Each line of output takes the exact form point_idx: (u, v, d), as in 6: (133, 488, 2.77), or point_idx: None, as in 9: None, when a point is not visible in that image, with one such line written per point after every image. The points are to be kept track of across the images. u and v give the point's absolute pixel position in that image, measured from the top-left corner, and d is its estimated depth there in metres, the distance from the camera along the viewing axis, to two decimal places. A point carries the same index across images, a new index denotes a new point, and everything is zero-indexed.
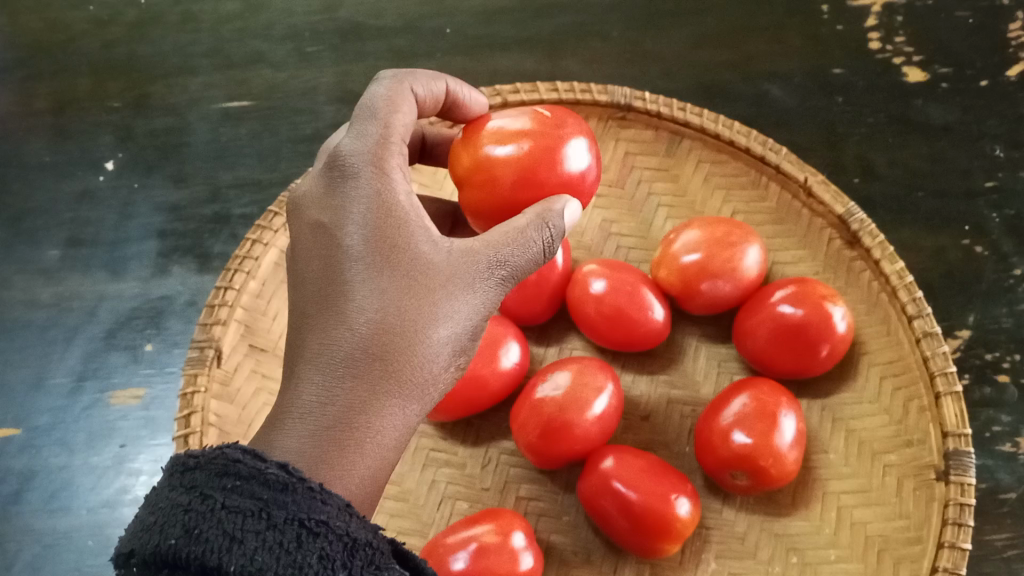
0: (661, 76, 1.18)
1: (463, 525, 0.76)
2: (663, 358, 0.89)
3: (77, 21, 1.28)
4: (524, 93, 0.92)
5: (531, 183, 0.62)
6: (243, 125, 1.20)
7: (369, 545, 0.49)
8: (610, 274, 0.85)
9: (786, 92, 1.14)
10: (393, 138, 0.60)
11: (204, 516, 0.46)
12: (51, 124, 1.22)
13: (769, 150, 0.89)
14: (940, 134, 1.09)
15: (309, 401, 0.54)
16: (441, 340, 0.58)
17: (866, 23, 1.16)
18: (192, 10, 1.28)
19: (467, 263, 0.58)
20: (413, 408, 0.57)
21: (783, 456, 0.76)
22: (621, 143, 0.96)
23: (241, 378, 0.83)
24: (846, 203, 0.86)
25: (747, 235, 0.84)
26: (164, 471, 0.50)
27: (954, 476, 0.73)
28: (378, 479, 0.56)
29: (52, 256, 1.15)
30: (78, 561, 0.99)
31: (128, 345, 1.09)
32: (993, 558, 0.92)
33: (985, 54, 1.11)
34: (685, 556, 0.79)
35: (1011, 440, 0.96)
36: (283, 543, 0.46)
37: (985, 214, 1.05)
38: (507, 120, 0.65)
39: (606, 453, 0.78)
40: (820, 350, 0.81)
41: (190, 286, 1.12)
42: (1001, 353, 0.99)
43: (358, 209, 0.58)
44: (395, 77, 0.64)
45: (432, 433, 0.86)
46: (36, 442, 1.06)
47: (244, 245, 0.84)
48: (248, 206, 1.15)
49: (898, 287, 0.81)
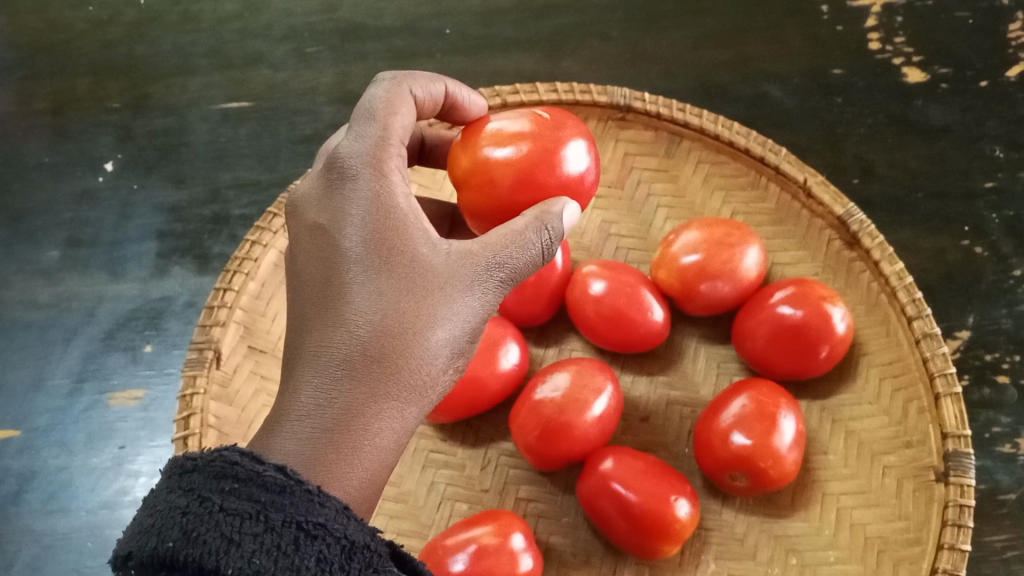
0: (661, 77, 1.18)
1: (463, 527, 0.76)
2: (663, 359, 0.89)
3: (77, 20, 1.28)
4: (523, 94, 0.92)
5: (530, 185, 0.62)
6: (243, 126, 1.20)
7: (366, 548, 0.49)
8: (609, 275, 0.85)
9: (785, 93, 1.14)
10: (392, 140, 0.60)
11: (202, 519, 0.46)
12: (51, 124, 1.22)
13: (768, 150, 0.89)
14: (940, 135, 1.09)
15: (308, 404, 0.54)
16: (439, 342, 0.58)
17: (866, 24, 1.16)
18: (192, 10, 1.28)
19: (467, 265, 0.58)
20: (412, 410, 0.57)
21: (783, 457, 0.76)
22: (620, 143, 0.96)
23: (240, 380, 0.82)
24: (845, 204, 0.86)
25: (746, 236, 0.84)
26: (162, 473, 0.50)
27: (953, 477, 0.73)
28: (376, 481, 0.56)
29: (52, 257, 1.15)
30: (78, 562, 0.99)
31: (128, 345, 1.09)
32: (992, 559, 0.92)
33: (985, 55, 1.11)
34: (684, 557, 0.79)
35: (1010, 441, 0.96)
36: (281, 545, 0.46)
37: (985, 214, 1.05)
38: (506, 122, 0.65)
39: (605, 454, 0.79)
40: (819, 351, 0.81)
41: (189, 286, 1.12)
42: (1001, 354, 0.99)
43: (357, 211, 0.57)
44: (394, 79, 0.64)
45: (431, 435, 0.86)
46: (36, 442, 1.05)
47: (243, 246, 0.84)
48: (247, 206, 1.15)
49: (897, 288, 0.81)
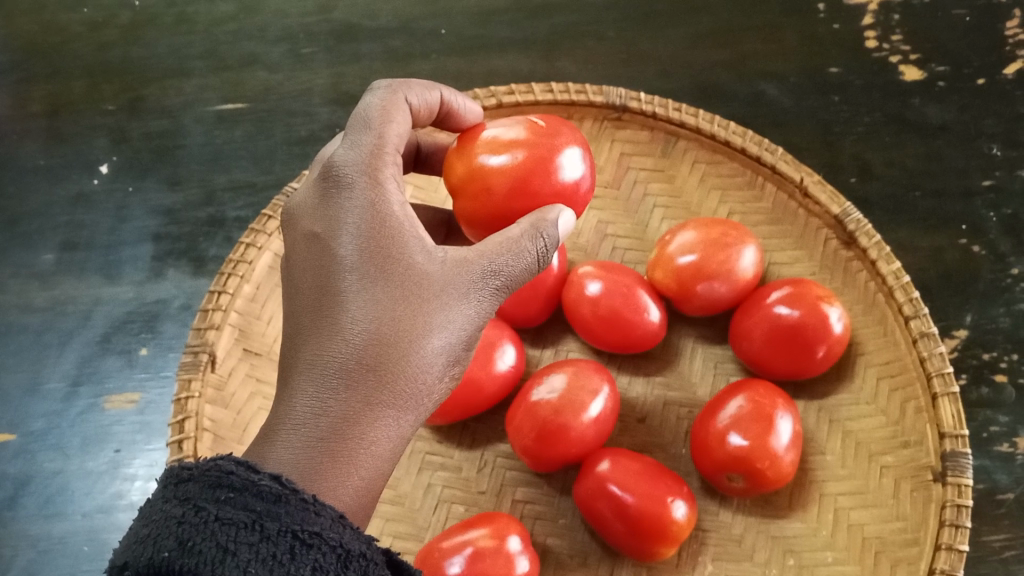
0: (657, 76, 1.17)
1: (458, 530, 0.76)
2: (659, 360, 0.88)
3: (72, 23, 1.28)
4: (519, 94, 0.92)
5: (525, 192, 0.62)
6: (238, 127, 1.20)
7: (363, 556, 0.49)
8: (605, 276, 0.84)
9: (782, 92, 1.14)
10: (387, 148, 0.60)
11: (198, 529, 0.46)
12: (46, 127, 1.22)
13: (764, 150, 0.89)
14: (937, 133, 1.09)
15: (303, 413, 0.54)
16: (436, 350, 0.57)
17: (862, 22, 1.15)
18: (187, 11, 1.28)
19: (462, 272, 0.58)
20: (408, 419, 0.57)
21: (780, 458, 0.76)
22: (616, 143, 0.95)
23: (236, 383, 0.82)
24: (842, 203, 0.85)
25: (742, 236, 0.84)
26: (158, 483, 0.50)
27: (951, 477, 0.72)
28: (372, 490, 0.55)
29: (48, 260, 1.15)
30: (73, 566, 0.99)
31: (123, 349, 1.09)
32: (990, 560, 0.91)
33: (982, 53, 1.11)
34: (681, 559, 0.78)
35: (1008, 440, 0.96)
36: (277, 555, 0.46)
37: (982, 213, 1.05)
38: (501, 129, 0.65)
39: (602, 456, 0.78)
40: (816, 351, 0.80)
41: (185, 289, 1.11)
42: (999, 353, 0.99)
43: (352, 219, 0.57)
44: (389, 87, 0.64)
45: (427, 437, 0.86)
46: (31, 447, 1.05)
47: (238, 248, 0.84)
48: (243, 208, 1.15)
49: (894, 288, 0.81)
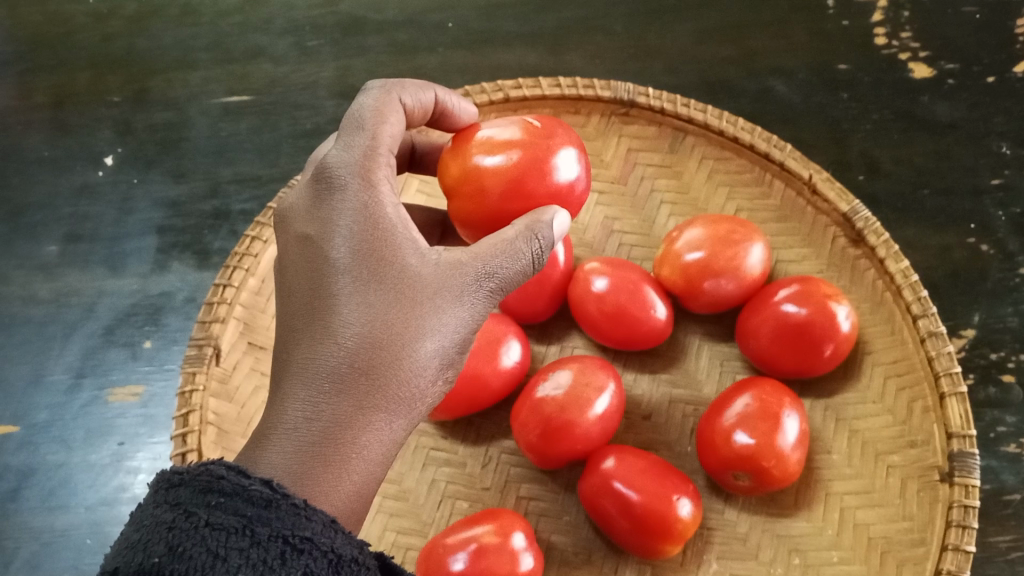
0: (665, 72, 1.17)
1: (464, 525, 0.75)
2: (666, 357, 0.88)
3: (76, 14, 1.27)
4: (526, 89, 0.92)
5: (520, 193, 0.62)
6: (243, 120, 1.19)
7: (354, 561, 0.48)
8: (611, 273, 0.84)
9: (790, 88, 1.13)
10: (381, 149, 0.59)
11: (188, 534, 0.45)
12: (50, 118, 1.22)
13: (773, 147, 0.88)
14: (946, 131, 1.08)
15: (295, 417, 0.53)
16: (429, 354, 0.57)
17: (871, 19, 1.15)
18: (192, 3, 1.27)
19: (456, 275, 0.57)
20: (401, 422, 0.57)
21: (786, 456, 0.75)
22: (624, 139, 0.94)
23: (240, 377, 0.82)
24: (850, 201, 0.85)
25: (750, 234, 0.83)
26: (149, 489, 0.49)
27: (958, 477, 0.73)
28: (364, 495, 0.55)
29: (52, 252, 1.15)
30: (76, 559, 0.99)
31: (127, 342, 1.09)
32: (996, 560, 0.91)
33: (992, 51, 1.10)
34: (686, 557, 0.78)
35: (1015, 441, 0.95)
36: (267, 560, 0.45)
37: (991, 212, 1.04)
38: (496, 129, 0.64)
39: (607, 453, 0.78)
40: (824, 350, 0.80)
41: (188, 281, 1.11)
42: (1006, 353, 0.99)
43: (346, 222, 0.57)
44: (383, 87, 0.63)
45: (432, 432, 0.85)
46: (35, 439, 1.05)
47: (243, 241, 0.83)
48: (247, 202, 1.14)
49: (902, 286, 0.80)
